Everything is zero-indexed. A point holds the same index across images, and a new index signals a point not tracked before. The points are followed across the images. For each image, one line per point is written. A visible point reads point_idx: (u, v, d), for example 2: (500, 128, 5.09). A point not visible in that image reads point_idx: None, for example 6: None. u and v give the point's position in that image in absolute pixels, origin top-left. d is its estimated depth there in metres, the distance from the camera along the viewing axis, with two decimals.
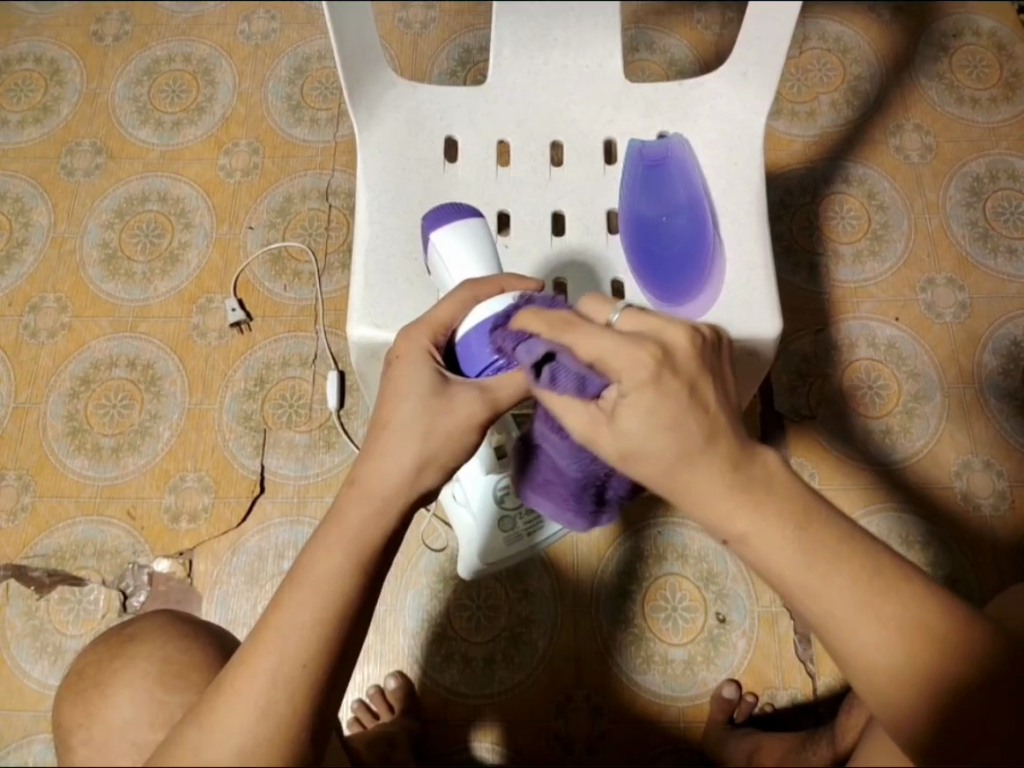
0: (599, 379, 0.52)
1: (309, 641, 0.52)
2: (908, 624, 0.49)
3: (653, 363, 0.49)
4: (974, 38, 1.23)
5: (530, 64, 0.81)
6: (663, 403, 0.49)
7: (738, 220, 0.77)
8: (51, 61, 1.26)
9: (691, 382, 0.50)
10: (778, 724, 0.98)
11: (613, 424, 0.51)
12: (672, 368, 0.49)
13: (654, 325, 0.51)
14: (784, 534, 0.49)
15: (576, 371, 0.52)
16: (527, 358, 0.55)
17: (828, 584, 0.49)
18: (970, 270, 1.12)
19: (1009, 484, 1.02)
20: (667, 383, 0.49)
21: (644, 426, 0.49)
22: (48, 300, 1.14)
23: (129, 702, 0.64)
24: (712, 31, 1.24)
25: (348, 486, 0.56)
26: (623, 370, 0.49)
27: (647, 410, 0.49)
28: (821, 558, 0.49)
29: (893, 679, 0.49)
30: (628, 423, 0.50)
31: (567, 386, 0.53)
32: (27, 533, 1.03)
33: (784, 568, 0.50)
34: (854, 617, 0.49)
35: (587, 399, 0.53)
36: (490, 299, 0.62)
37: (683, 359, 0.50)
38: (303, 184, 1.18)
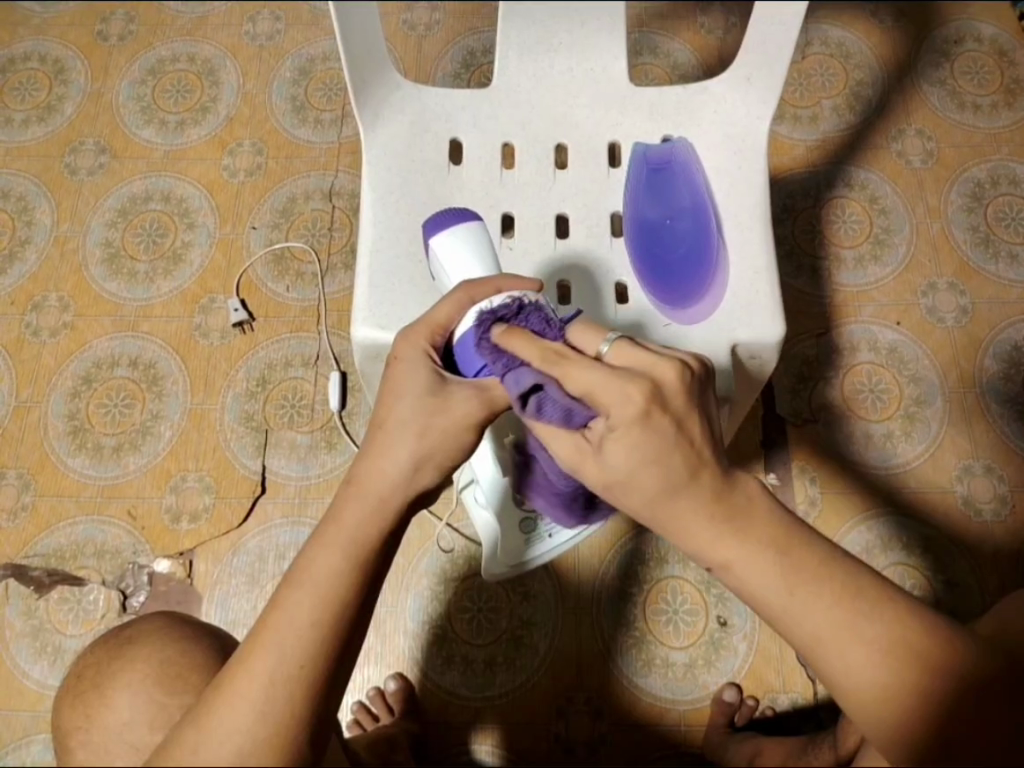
0: (585, 410, 0.52)
1: (307, 641, 0.52)
2: (893, 640, 0.49)
3: (642, 401, 0.48)
4: (975, 44, 1.24)
5: (535, 66, 0.81)
6: (649, 440, 0.49)
7: (742, 222, 0.77)
8: (55, 60, 1.26)
9: (678, 418, 0.49)
10: (780, 728, 0.98)
11: (599, 456, 0.51)
12: (661, 405, 0.49)
13: (645, 361, 0.51)
14: (761, 560, 0.50)
15: (563, 403, 0.52)
16: (515, 388, 0.55)
17: (810, 606, 0.49)
18: (971, 275, 1.12)
19: (1010, 488, 1.03)
20: (655, 420, 0.49)
21: (629, 461, 0.49)
22: (50, 299, 1.14)
23: (126, 705, 0.64)
24: (716, 36, 1.24)
25: (346, 486, 0.57)
26: (613, 407, 0.49)
27: (633, 447, 0.49)
28: (802, 582, 0.49)
29: (882, 697, 0.49)
30: (613, 457, 0.50)
31: (553, 417, 0.53)
32: (27, 532, 1.03)
33: (767, 592, 0.50)
34: (838, 640, 0.49)
35: (572, 430, 0.53)
36: (486, 301, 0.59)
37: (672, 395, 0.49)
38: (307, 185, 1.18)
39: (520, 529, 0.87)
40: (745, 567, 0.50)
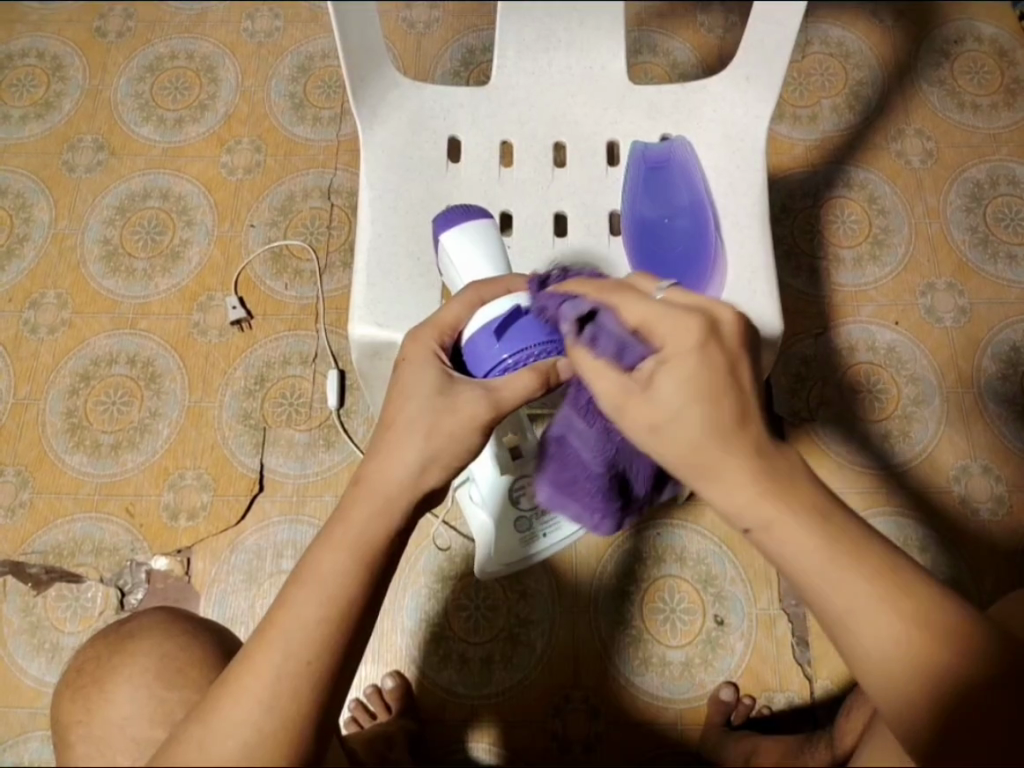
0: (641, 345, 0.53)
1: (312, 639, 0.52)
2: (926, 615, 0.48)
3: (701, 330, 0.51)
4: (975, 44, 1.24)
5: (534, 65, 0.81)
6: (704, 368, 0.50)
7: (740, 222, 0.77)
8: (53, 56, 1.26)
9: (733, 356, 0.51)
10: (778, 728, 0.98)
11: (648, 393, 0.51)
12: (717, 340, 0.51)
13: (701, 303, 0.53)
14: (809, 525, 0.49)
15: (618, 333, 0.54)
16: (572, 318, 0.57)
17: (848, 577, 0.48)
18: (969, 276, 1.12)
19: (1007, 489, 1.03)
20: (711, 351, 0.50)
21: (680, 393, 0.50)
22: (48, 297, 1.14)
23: (127, 700, 0.64)
24: (715, 35, 1.24)
25: (353, 486, 0.57)
26: (668, 337, 0.51)
27: (687, 375, 0.50)
28: (843, 552, 0.49)
29: (909, 672, 0.47)
30: (663, 390, 0.50)
31: (605, 349, 0.54)
32: (25, 529, 1.03)
33: (805, 559, 0.49)
34: (869, 618, 0.48)
35: (622, 365, 0.53)
36: (495, 300, 0.62)
37: (727, 335, 0.51)
38: (305, 183, 1.18)
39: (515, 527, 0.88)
40: (777, 543, 0.49)
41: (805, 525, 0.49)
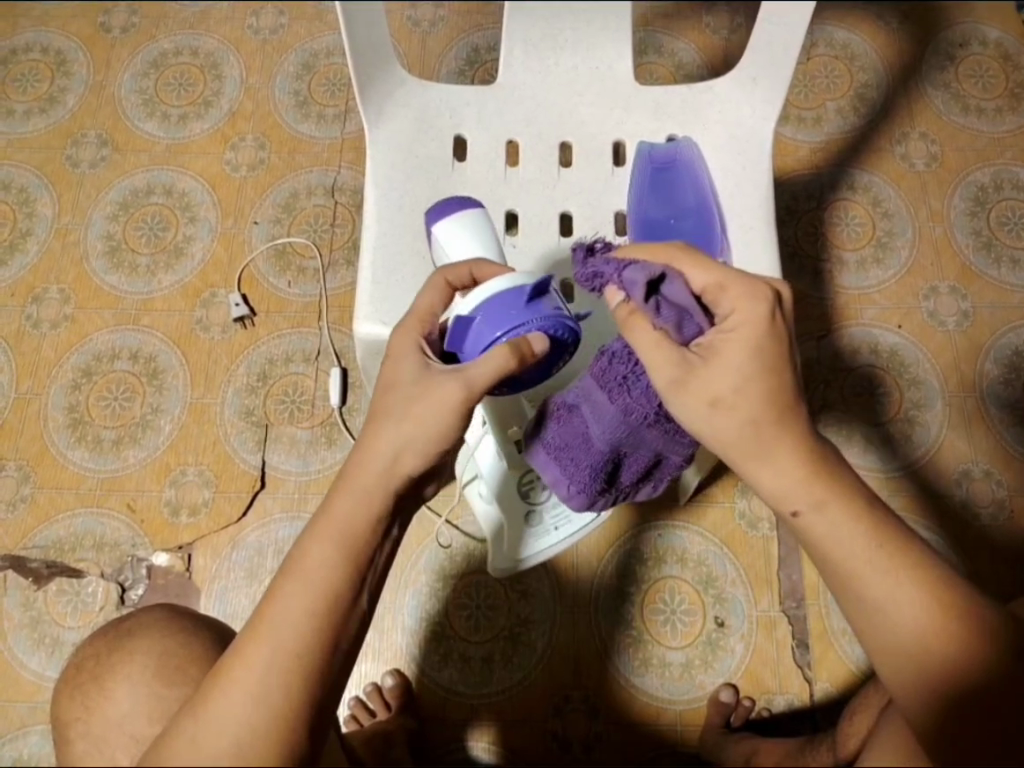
0: (702, 316, 0.57)
1: (302, 632, 0.52)
2: (954, 601, 0.53)
3: (771, 304, 0.55)
4: (980, 48, 1.24)
5: (540, 64, 0.81)
6: (769, 346, 0.54)
7: (746, 223, 0.77)
8: (57, 52, 1.26)
9: (788, 333, 0.56)
10: (777, 729, 0.98)
11: (711, 361, 0.55)
12: (780, 315, 0.55)
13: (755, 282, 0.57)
14: (856, 510, 0.54)
15: (684, 303, 0.57)
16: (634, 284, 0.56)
17: (889, 558, 0.54)
18: (973, 279, 1.12)
19: (1008, 493, 1.03)
20: (776, 325, 0.55)
21: (747, 365, 0.54)
22: (51, 292, 1.14)
23: (126, 698, 0.64)
24: (720, 36, 1.24)
25: (337, 480, 0.57)
26: (740, 309, 0.55)
27: (751, 346, 0.54)
28: (886, 537, 0.54)
29: (943, 648, 0.52)
30: (729, 359, 0.54)
31: (667, 317, 0.57)
32: (26, 524, 1.03)
33: (852, 538, 0.54)
34: (899, 601, 0.53)
35: (682, 337, 0.57)
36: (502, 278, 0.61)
37: (784, 312, 0.56)
38: (309, 181, 1.18)
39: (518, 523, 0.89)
40: (826, 524, 0.54)
41: (849, 508, 0.54)
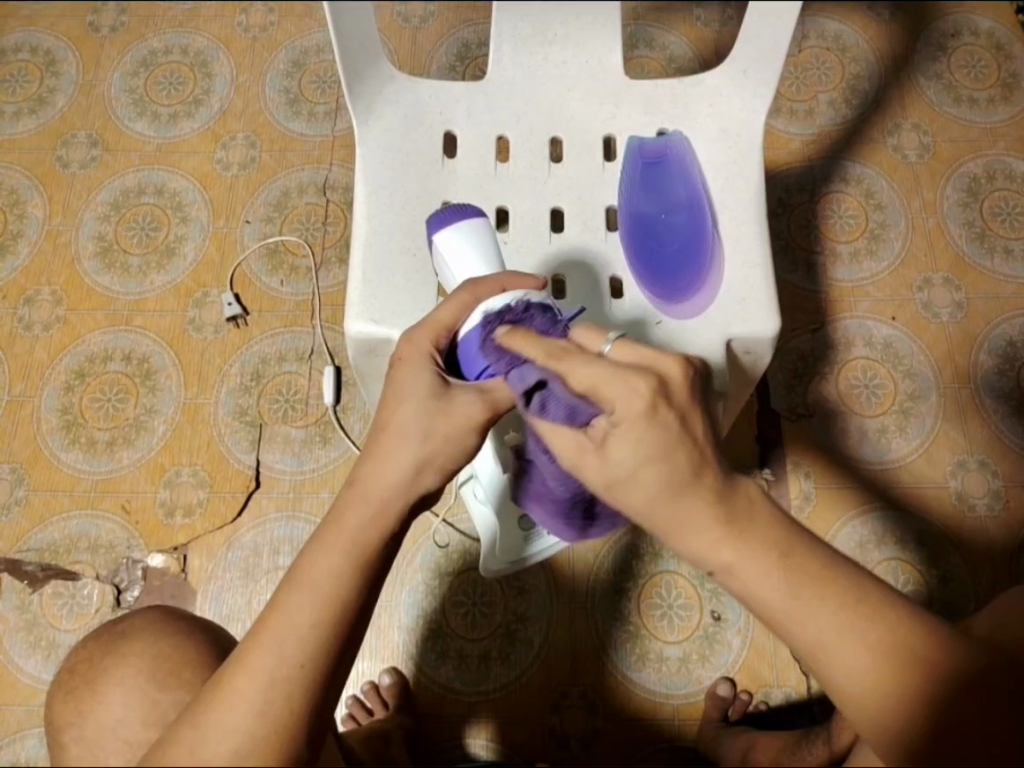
0: (589, 407, 0.52)
1: (307, 643, 0.52)
2: (890, 635, 0.49)
3: (648, 395, 0.49)
4: (973, 38, 1.23)
5: (530, 60, 0.80)
6: (652, 435, 0.49)
7: (737, 216, 0.77)
8: (46, 51, 1.25)
9: (682, 413, 0.50)
10: (775, 721, 0.99)
11: (601, 453, 0.51)
12: (666, 400, 0.50)
13: (649, 355, 0.52)
14: (770, 554, 0.49)
15: (565, 400, 0.52)
16: (521, 383, 0.56)
17: (811, 612, 0.49)
18: (966, 270, 1.12)
19: (1003, 483, 1.03)
20: (660, 415, 0.49)
21: (633, 456, 0.49)
22: (43, 293, 1.13)
23: (122, 702, 0.63)
24: (712, 29, 1.24)
25: (351, 486, 0.56)
26: (618, 402, 0.50)
27: (635, 442, 0.49)
28: (803, 586, 0.49)
29: (878, 697, 0.49)
30: (615, 453, 0.50)
31: (558, 414, 0.53)
32: (20, 527, 1.03)
33: (768, 598, 0.49)
34: (848, 636, 0.49)
35: (575, 428, 0.53)
36: (491, 300, 0.61)
37: (676, 389, 0.50)
38: (300, 179, 1.17)
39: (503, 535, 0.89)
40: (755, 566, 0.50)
41: (769, 555, 0.49)
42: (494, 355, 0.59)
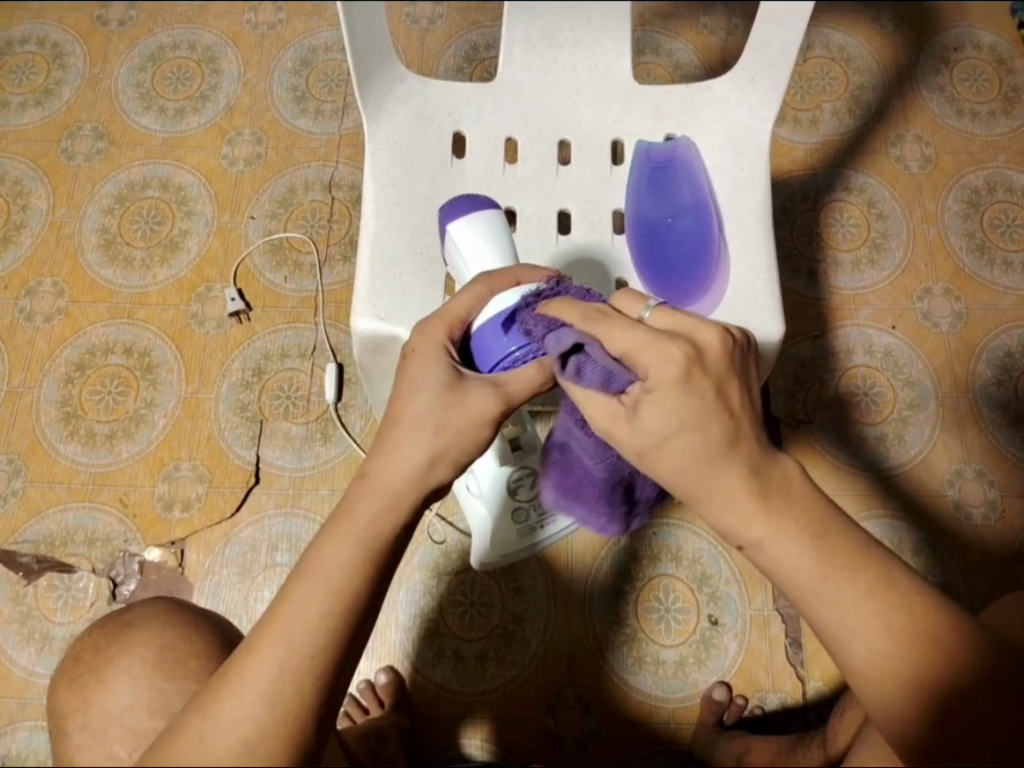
0: (625, 373, 0.53)
1: (316, 633, 0.52)
2: (902, 634, 0.49)
3: (684, 360, 0.50)
4: (975, 52, 1.25)
5: (540, 62, 0.81)
6: (688, 399, 0.50)
7: (743, 222, 0.77)
8: (53, 44, 1.25)
9: (718, 381, 0.51)
10: (768, 727, 0.99)
11: (634, 419, 0.52)
12: (698, 372, 0.50)
13: (688, 324, 0.52)
14: (786, 552, 0.50)
15: (603, 362, 0.53)
16: (556, 347, 0.55)
17: (840, 592, 0.50)
18: (966, 281, 1.13)
19: (1000, 493, 1.03)
20: (694, 382, 0.50)
21: (667, 423, 0.50)
22: (45, 284, 1.13)
23: (126, 690, 0.63)
24: (718, 37, 1.25)
25: (362, 478, 0.56)
26: (653, 366, 0.51)
27: (670, 407, 0.50)
28: (835, 566, 0.50)
29: (894, 680, 0.49)
30: (648, 419, 0.51)
31: (593, 379, 0.54)
32: (17, 518, 1.02)
33: (797, 573, 0.50)
34: (857, 634, 0.50)
35: (610, 394, 0.53)
36: (504, 293, 0.62)
37: (712, 358, 0.51)
38: (306, 176, 1.18)
39: (512, 519, 0.87)
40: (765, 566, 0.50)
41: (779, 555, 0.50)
42: (529, 326, 0.59)
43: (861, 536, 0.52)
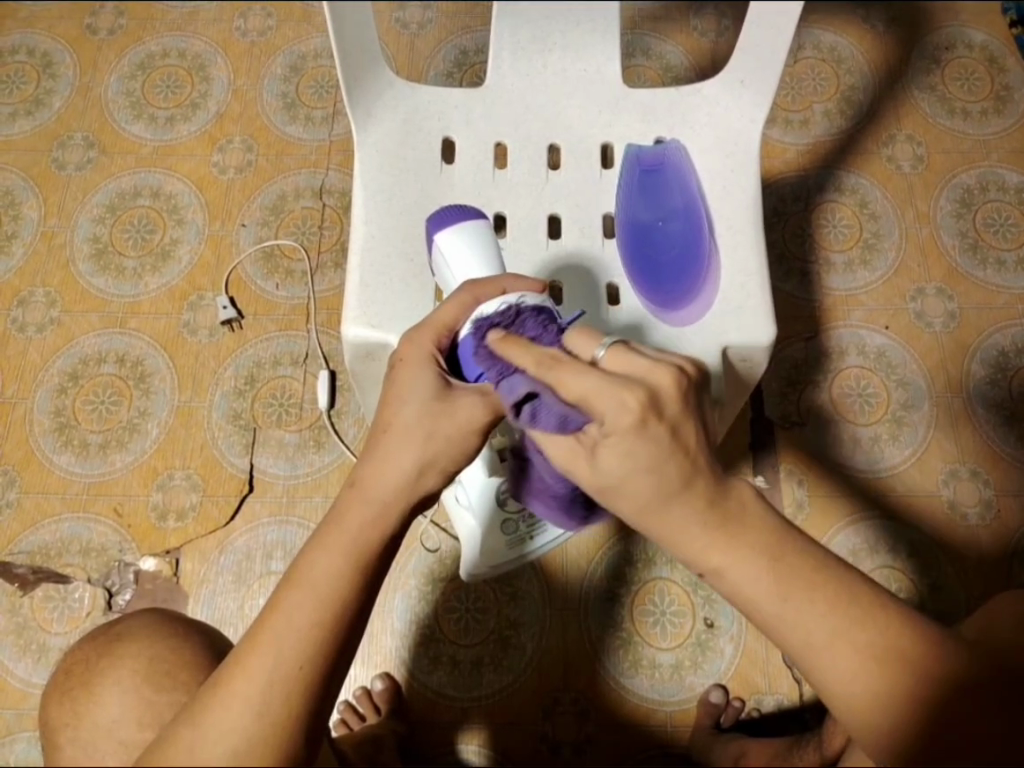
0: (580, 415, 0.51)
1: (307, 643, 0.52)
2: (888, 641, 0.49)
3: (638, 410, 0.48)
4: (966, 51, 1.25)
5: (529, 67, 0.81)
6: (642, 447, 0.49)
7: (733, 226, 0.77)
8: (43, 53, 1.25)
9: (696, 403, 0.49)
10: (764, 730, 0.99)
11: (592, 459, 0.51)
12: (657, 413, 0.49)
13: (644, 365, 0.51)
14: (763, 563, 0.50)
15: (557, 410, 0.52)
16: (510, 395, 0.56)
17: (814, 605, 0.50)
18: (959, 281, 1.13)
19: (995, 493, 1.03)
20: (651, 429, 0.49)
21: (622, 467, 0.50)
22: (37, 294, 1.13)
23: (116, 704, 0.63)
24: (708, 39, 1.25)
25: (351, 489, 0.56)
26: (609, 414, 0.49)
27: (625, 454, 0.49)
28: (812, 577, 0.50)
29: (875, 691, 0.49)
30: (606, 463, 0.50)
31: (548, 423, 0.53)
32: (11, 530, 1.02)
33: (783, 587, 0.50)
34: (839, 644, 0.49)
35: (568, 434, 0.53)
36: (492, 301, 0.62)
37: (668, 401, 0.49)
38: (297, 183, 1.18)
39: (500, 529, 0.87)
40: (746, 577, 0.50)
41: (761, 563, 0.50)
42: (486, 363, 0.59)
43: None
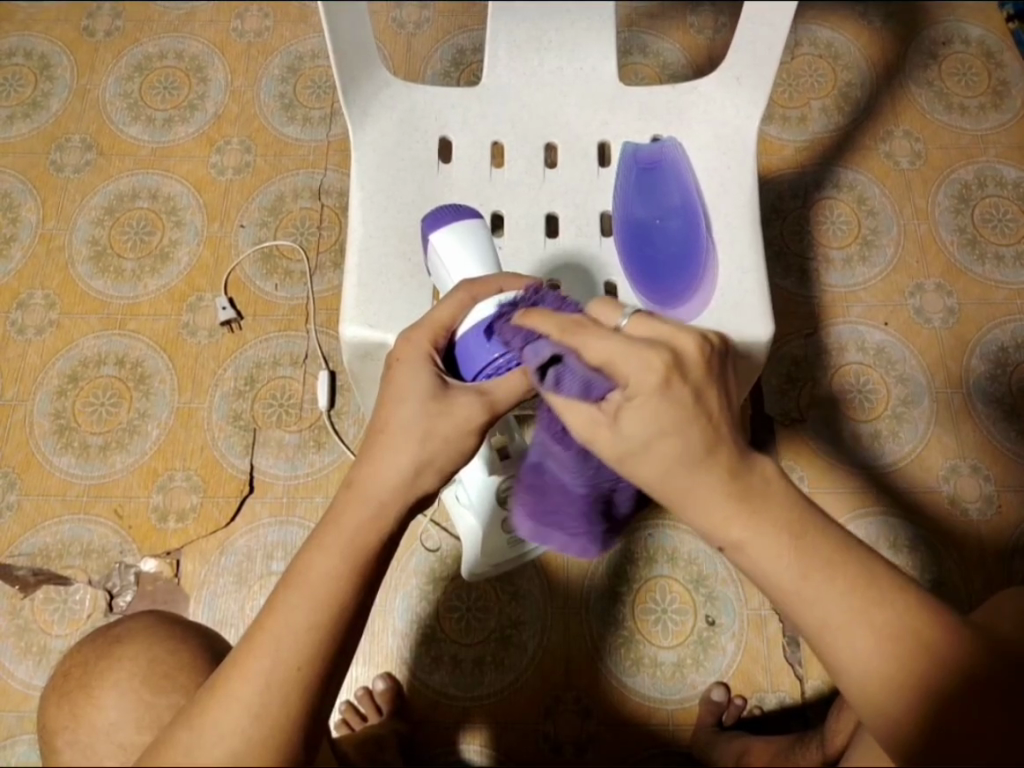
0: (605, 381, 0.51)
1: (306, 643, 0.52)
2: (893, 634, 0.49)
3: (663, 369, 0.49)
4: (963, 46, 1.25)
5: (525, 66, 0.81)
6: (670, 406, 0.49)
7: (730, 223, 0.77)
8: (41, 56, 1.25)
9: (694, 396, 0.50)
10: (766, 726, 0.99)
11: (615, 427, 0.51)
12: (681, 374, 0.49)
13: (666, 330, 0.51)
14: (770, 556, 0.50)
15: (582, 372, 0.52)
16: (535, 359, 0.55)
17: (821, 598, 0.50)
18: (958, 276, 1.13)
19: (996, 488, 1.03)
20: (676, 388, 0.49)
21: (647, 427, 0.50)
22: (36, 297, 1.13)
23: (114, 707, 0.63)
24: (705, 37, 1.25)
25: (348, 490, 0.56)
26: (632, 375, 0.49)
27: (651, 414, 0.49)
28: (812, 572, 0.50)
29: (882, 686, 0.49)
30: (628, 426, 0.50)
31: (572, 388, 0.53)
32: (11, 532, 1.02)
33: (783, 581, 0.50)
34: (846, 637, 0.49)
35: (591, 402, 0.52)
36: (488, 301, 0.62)
37: (686, 372, 0.50)
38: (295, 183, 1.18)
39: (509, 517, 0.87)
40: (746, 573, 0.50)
41: (762, 557, 0.50)
42: (508, 336, 0.59)
43: (846, 535, 0.52)
